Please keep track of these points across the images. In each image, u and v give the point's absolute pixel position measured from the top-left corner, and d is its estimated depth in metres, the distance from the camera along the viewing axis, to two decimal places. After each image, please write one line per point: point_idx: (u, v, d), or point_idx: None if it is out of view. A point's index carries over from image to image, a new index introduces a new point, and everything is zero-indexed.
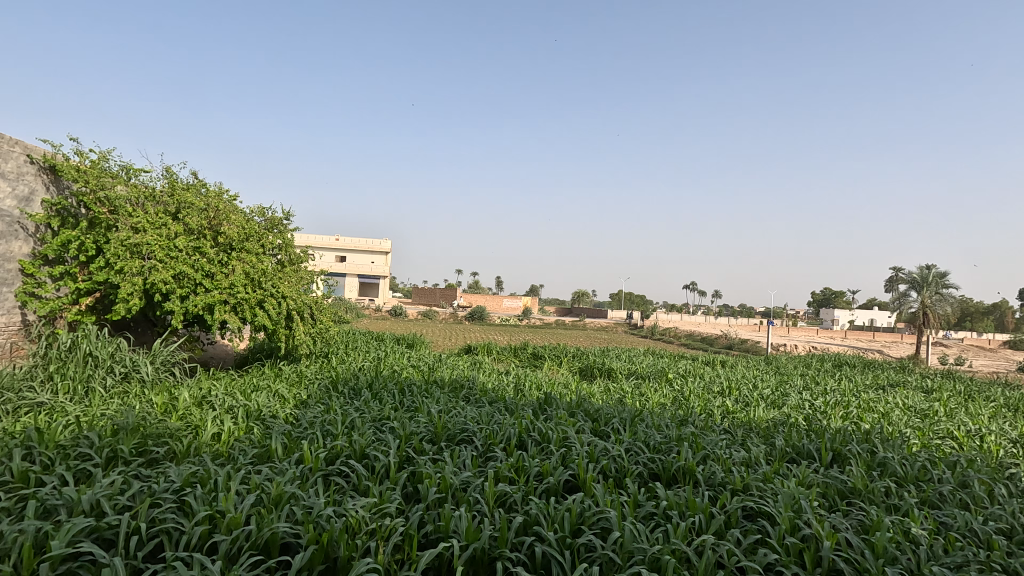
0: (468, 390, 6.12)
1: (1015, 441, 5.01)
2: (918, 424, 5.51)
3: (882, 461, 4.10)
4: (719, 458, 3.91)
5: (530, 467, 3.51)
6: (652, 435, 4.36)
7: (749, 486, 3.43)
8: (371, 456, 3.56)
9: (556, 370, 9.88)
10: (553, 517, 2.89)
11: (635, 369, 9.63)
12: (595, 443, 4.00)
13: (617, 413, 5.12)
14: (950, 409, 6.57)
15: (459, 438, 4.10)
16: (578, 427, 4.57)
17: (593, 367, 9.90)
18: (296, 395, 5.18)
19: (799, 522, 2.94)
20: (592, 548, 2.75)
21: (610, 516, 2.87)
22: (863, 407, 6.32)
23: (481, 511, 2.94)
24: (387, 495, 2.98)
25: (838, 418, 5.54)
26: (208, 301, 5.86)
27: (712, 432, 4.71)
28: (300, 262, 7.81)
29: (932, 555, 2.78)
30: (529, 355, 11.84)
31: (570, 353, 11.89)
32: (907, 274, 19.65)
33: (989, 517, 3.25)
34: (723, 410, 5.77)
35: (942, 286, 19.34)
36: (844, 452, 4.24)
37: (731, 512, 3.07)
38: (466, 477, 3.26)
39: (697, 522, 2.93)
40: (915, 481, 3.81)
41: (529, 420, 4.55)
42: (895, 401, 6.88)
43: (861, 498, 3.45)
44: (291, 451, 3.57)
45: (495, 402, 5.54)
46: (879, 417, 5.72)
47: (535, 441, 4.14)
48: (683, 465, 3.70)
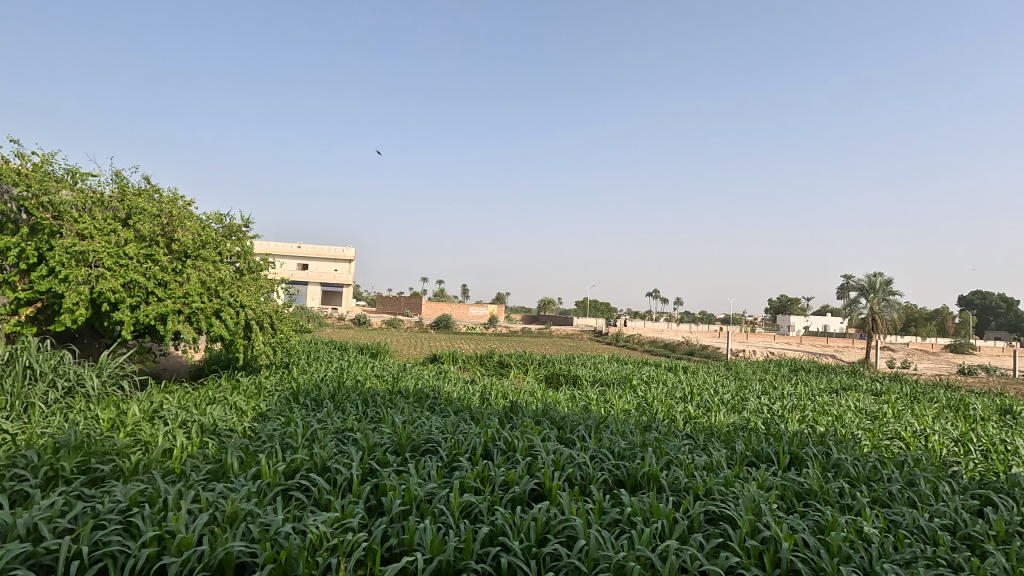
0: (434, 399, 6.06)
1: (956, 439, 5.26)
2: (869, 425, 5.74)
3: (836, 462, 4.26)
4: (681, 463, 3.99)
5: (496, 476, 3.49)
6: (617, 441, 4.40)
7: (711, 490, 3.50)
8: (332, 469, 3.46)
9: (522, 377, 9.91)
10: (519, 526, 2.87)
11: (600, 376, 9.74)
12: (562, 451, 4.00)
13: (582, 420, 5.16)
14: (898, 411, 6.88)
15: (424, 449, 4.05)
16: (544, 435, 4.57)
17: (560, 375, 9.95)
18: (255, 407, 5.01)
19: (759, 525, 3.01)
20: (558, 557, 2.74)
21: (575, 524, 2.87)
22: (817, 410, 6.55)
23: (446, 522, 2.91)
24: (350, 509, 2.90)
25: (794, 422, 5.73)
26: (160, 311, 5.60)
27: (674, 437, 4.80)
28: (260, 270, 7.61)
29: (883, 553, 2.87)
30: (495, 363, 11.84)
31: (536, 361, 11.94)
32: (856, 282, 20.52)
33: (935, 514, 3.39)
34: (685, 415, 5.88)
35: (887, 292, 20.19)
36: (801, 455, 4.37)
37: (693, 517, 3.11)
38: (432, 487, 3.21)
39: (661, 528, 2.97)
40: (867, 481, 3.95)
41: (494, 429, 4.53)
42: (848, 404, 7.15)
43: (817, 499, 3.56)
44: (247, 466, 3.45)
45: (460, 412, 5.50)
46: (833, 420, 5.93)
47: (501, 451, 4.11)
48: (647, 471, 3.73)
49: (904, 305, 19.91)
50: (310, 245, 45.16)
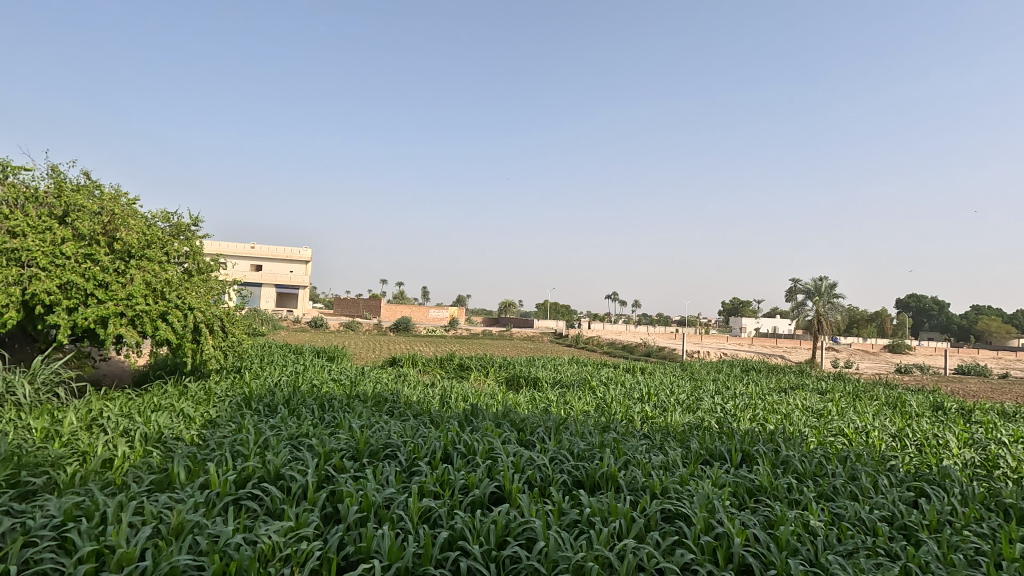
0: (393, 403, 5.96)
1: (894, 435, 5.56)
2: (815, 422, 6.00)
3: (785, 459, 4.43)
4: (639, 463, 4.06)
5: (456, 480, 3.46)
6: (576, 442, 4.44)
7: (667, 489, 3.58)
8: (286, 477, 3.36)
9: (483, 380, 9.88)
10: (479, 530, 2.86)
11: (560, 378, 9.82)
12: (522, 453, 4.01)
13: (542, 422, 5.19)
14: (841, 409, 7.22)
15: (382, 454, 3.98)
16: (504, 437, 4.57)
17: (520, 377, 9.98)
18: (204, 414, 4.81)
19: (713, 522, 3.09)
20: (517, 559, 2.74)
21: (535, 526, 2.88)
22: (767, 409, 6.79)
23: (405, 528, 2.87)
24: (304, 517, 2.82)
25: (746, 421, 5.93)
26: (101, 314, 5.32)
27: (632, 437, 4.89)
28: (210, 271, 7.33)
29: (828, 545, 3.00)
30: (455, 365, 11.77)
31: (497, 363, 11.93)
32: (802, 285, 21.43)
33: (875, 506, 3.56)
34: (643, 416, 5.99)
35: (831, 295, 21.15)
36: (751, 453, 4.52)
37: (650, 515, 3.17)
38: (390, 493, 3.15)
39: (619, 528, 3.01)
40: (813, 476, 4.12)
41: (455, 432, 4.49)
42: (796, 403, 7.45)
43: (767, 495, 3.69)
44: (195, 475, 3.31)
45: (419, 415, 5.43)
46: (782, 418, 6.17)
47: (461, 454, 4.08)
48: (606, 472, 3.78)
49: (847, 308, 20.91)
50: (264, 245, 43.81)
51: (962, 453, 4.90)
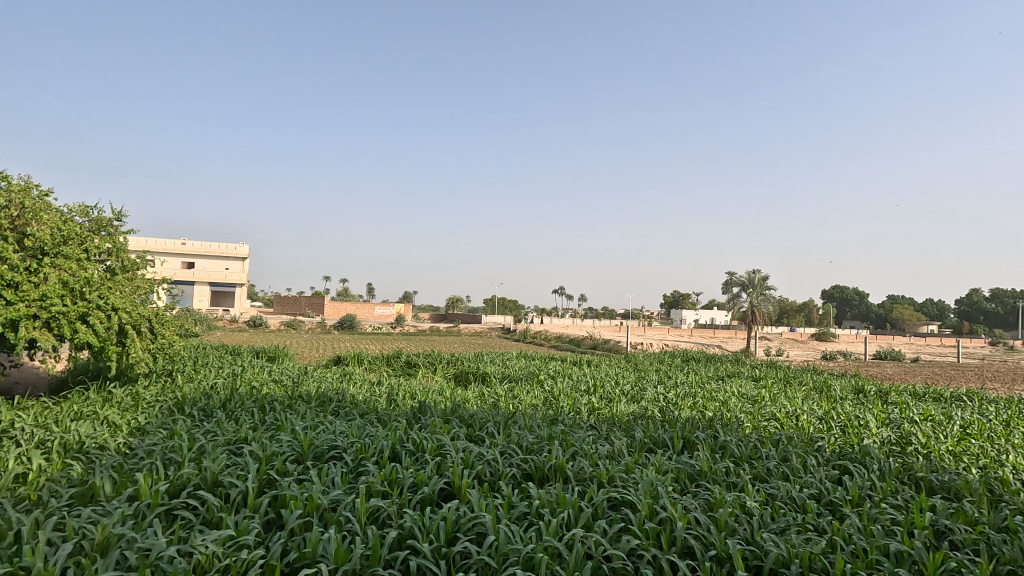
0: (338, 403, 5.81)
1: (821, 417, 5.94)
2: (750, 408, 6.32)
3: (723, 444, 4.63)
4: (586, 453, 4.14)
5: (405, 478, 3.42)
6: (525, 436, 4.48)
7: (613, 478, 3.67)
8: (225, 484, 3.21)
9: (431, 377, 9.81)
10: (428, 528, 2.83)
11: (509, 372, 9.88)
12: (471, 449, 4.00)
13: (491, 416, 5.20)
14: (773, 394, 7.64)
15: (327, 456, 3.87)
16: (453, 433, 4.54)
17: (468, 372, 9.95)
18: (131, 421, 4.52)
19: (656, 507, 3.20)
20: (468, 555, 2.74)
21: (485, 520, 2.89)
22: (706, 397, 7.09)
23: (352, 529, 2.81)
24: (244, 524, 2.71)
25: (687, 409, 6.17)
26: (10, 317, 4.90)
27: (580, 428, 4.99)
28: (136, 269, 6.88)
29: (762, 523, 3.17)
30: (403, 363, 11.60)
31: (445, 359, 11.86)
32: (738, 278, 22.46)
33: (805, 485, 3.78)
34: (589, 407, 6.12)
35: (764, 287, 22.28)
36: (692, 439, 4.70)
37: (597, 504, 3.24)
38: (336, 495, 3.07)
39: (567, 518, 3.07)
40: (749, 460, 4.34)
41: (403, 430, 4.42)
42: (732, 390, 7.83)
43: (707, 479, 3.85)
44: (122, 487, 3.11)
45: (366, 414, 5.32)
46: (720, 405, 6.46)
47: (410, 453, 4.02)
48: (554, 464, 3.83)
49: (778, 299, 22.10)
50: (196, 241, 41.55)
51: (880, 432, 5.29)
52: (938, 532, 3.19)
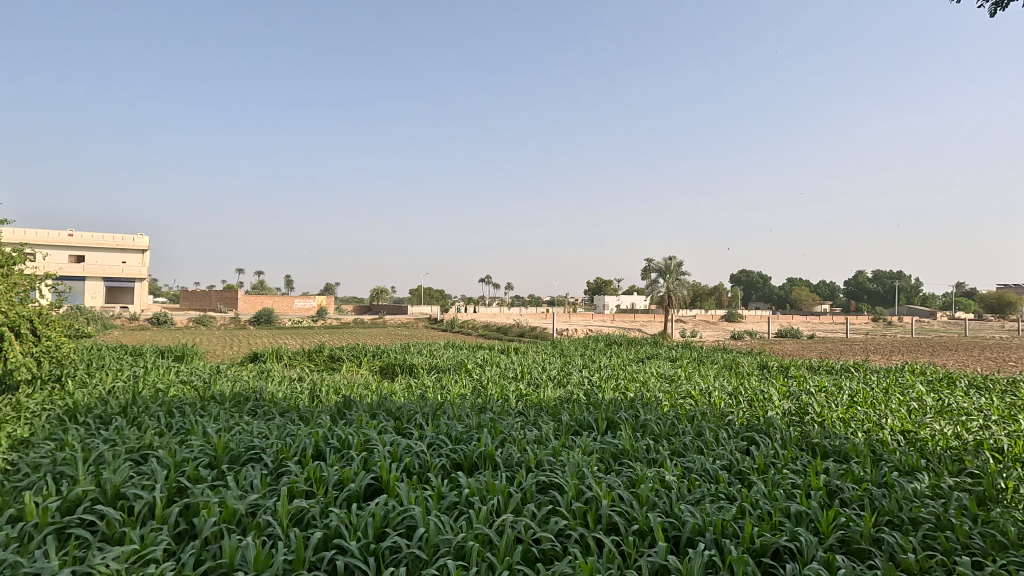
0: (255, 402, 5.52)
1: (730, 393, 6.38)
2: (668, 387, 6.67)
3: (643, 423, 4.86)
4: (514, 439, 4.20)
5: (330, 476, 3.30)
6: (454, 425, 4.47)
7: (541, 462, 3.75)
8: (128, 497, 2.95)
9: (356, 370, 9.53)
10: (356, 525, 2.77)
11: (437, 363, 9.80)
12: (399, 442, 3.94)
13: (419, 408, 5.14)
14: (688, 373, 8.11)
15: (245, 458, 3.67)
16: (380, 427, 4.45)
17: (395, 365, 9.77)
18: (12, 434, 4.05)
19: (582, 488, 3.31)
20: (397, 549, 2.71)
21: (415, 513, 2.86)
22: (627, 379, 7.41)
23: (273, 534, 2.68)
24: (151, 537, 2.51)
25: (610, 391, 6.42)
26: None
27: (508, 415, 5.05)
28: (11, 264, 6.14)
29: (680, 495, 3.36)
30: (325, 357, 11.19)
31: (370, 352, 11.55)
32: (655, 264, 23.49)
33: (718, 457, 4.05)
34: (517, 394, 6.21)
35: (679, 273, 23.46)
36: (615, 420, 4.89)
37: (526, 489, 3.30)
38: (255, 499, 2.92)
39: (497, 504, 3.10)
40: (668, 436, 4.58)
41: (326, 427, 4.27)
42: (651, 371, 8.23)
43: (629, 457, 4.02)
44: (3, 508, 2.78)
45: (287, 413, 5.09)
46: (640, 386, 6.78)
47: (334, 450, 3.89)
48: (483, 452, 3.85)
49: (692, 284, 23.36)
50: (85, 233, 37.67)
51: (781, 404, 5.76)
52: (831, 491, 3.53)
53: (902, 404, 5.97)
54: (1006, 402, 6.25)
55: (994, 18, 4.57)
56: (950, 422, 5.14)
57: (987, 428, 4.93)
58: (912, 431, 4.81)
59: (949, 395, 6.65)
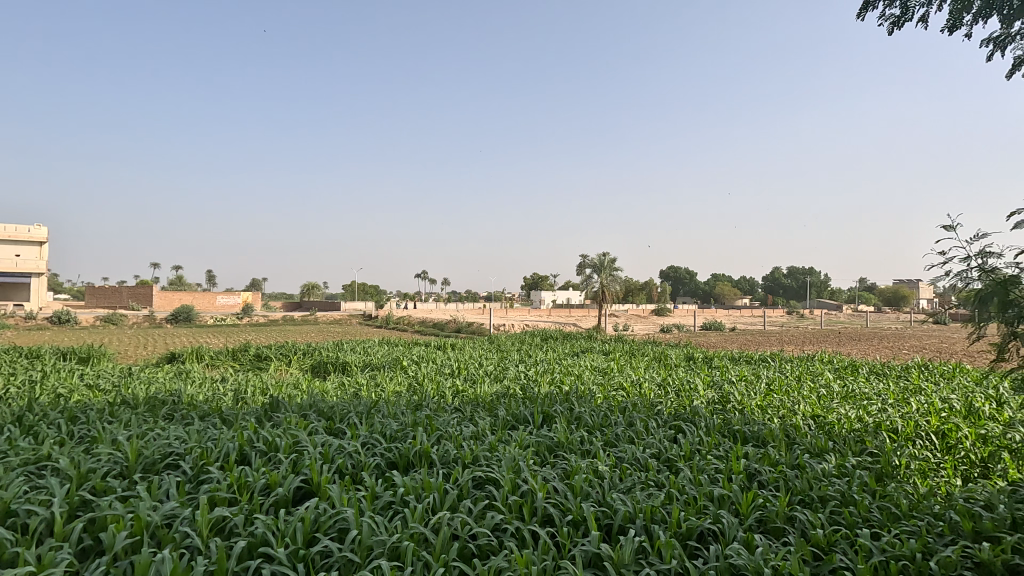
0: (172, 405, 5.16)
1: (660, 384, 6.65)
2: (602, 380, 6.86)
3: (578, 416, 4.97)
4: (451, 436, 4.17)
5: (255, 482, 3.15)
6: (389, 424, 4.38)
7: (477, 458, 3.75)
8: (23, 514, 2.68)
9: (285, 369, 9.15)
10: (284, 531, 2.65)
11: (371, 360, 9.56)
12: (330, 442, 3.81)
13: (352, 407, 5.00)
14: (620, 366, 8.38)
15: (160, 466, 3.43)
16: (311, 428, 4.29)
17: (327, 363, 9.45)
18: None
19: (518, 481, 3.34)
20: (329, 554, 2.62)
21: (347, 515, 2.78)
22: (563, 372, 7.55)
23: (193, 545, 2.52)
24: (49, 557, 2.29)
25: (546, 385, 6.52)
26: None
27: (445, 412, 5.02)
28: None
29: (612, 484, 3.46)
30: (251, 356, 10.65)
31: (300, 350, 11.11)
32: (590, 260, 24.02)
33: (648, 446, 4.20)
34: (454, 390, 6.18)
35: (612, 268, 24.13)
36: (551, 413, 4.97)
37: (462, 485, 3.28)
38: (171, 509, 2.74)
39: (433, 502, 3.07)
40: (601, 427, 4.70)
41: (252, 430, 4.06)
42: (586, 364, 8.43)
43: (564, 449, 4.10)
44: None
45: (208, 416, 4.80)
46: (575, 379, 6.93)
47: (261, 453, 3.71)
48: (419, 450, 3.80)
49: (624, 279, 24.11)
50: None
51: (706, 394, 6.07)
52: (750, 474, 3.76)
53: (812, 390, 6.46)
54: (900, 387, 6.89)
55: (891, 35, 4.87)
56: (853, 406, 5.61)
57: (884, 411, 5.42)
58: (821, 415, 5.21)
59: (853, 381, 7.25)
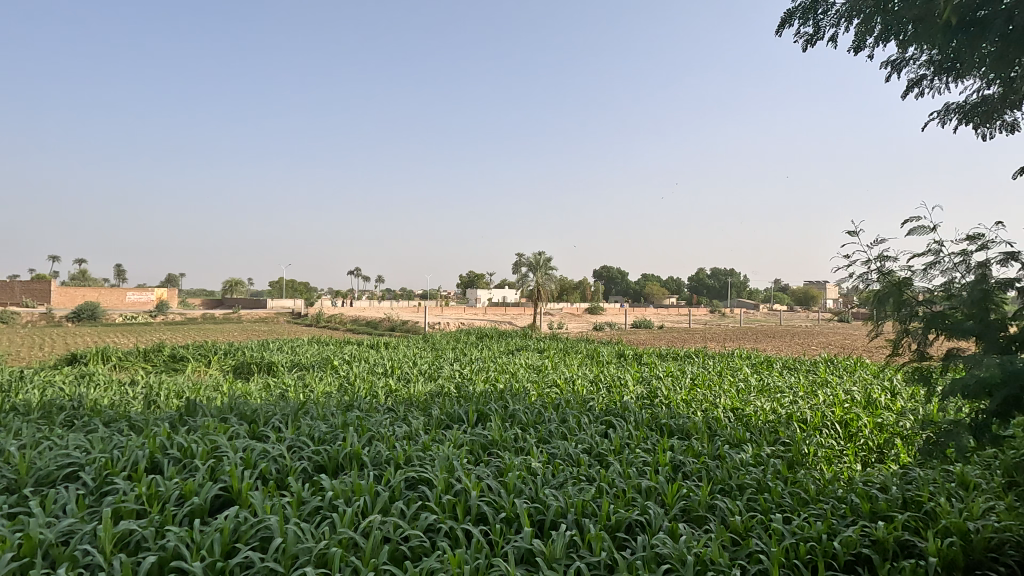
0: (72, 411, 4.72)
1: (592, 380, 6.81)
2: (535, 378, 6.94)
3: (512, 413, 4.99)
4: (382, 437, 4.07)
5: (168, 491, 2.93)
6: (317, 426, 4.21)
7: (410, 458, 3.68)
8: None
9: (203, 370, 8.60)
10: (199, 543, 2.48)
11: (299, 360, 9.18)
12: (253, 447, 3.62)
13: (277, 409, 4.77)
14: (554, 363, 8.52)
15: (57, 478, 3.12)
16: (231, 433, 4.05)
17: (251, 363, 8.98)
18: None
19: (452, 480, 3.31)
20: (250, 565, 2.48)
21: (271, 523, 2.64)
22: (498, 370, 7.57)
23: (94, 563, 2.31)
24: None
25: (480, 383, 6.52)
26: None
27: (376, 412, 4.89)
28: None
29: (545, 480, 3.50)
30: (165, 356, 9.93)
31: (220, 350, 10.48)
32: (526, 259, 24.25)
33: (580, 442, 4.28)
34: (386, 389, 6.04)
35: (547, 267, 24.45)
36: (485, 412, 4.96)
37: (394, 486, 3.21)
38: (69, 525, 2.49)
39: (363, 505, 2.98)
40: (535, 425, 4.75)
41: (165, 436, 3.78)
42: (520, 362, 8.50)
43: (498, 447, 4.10)
44: None
45: (114, 422, 4.42)
46: (510, 377, 6.97)
47: (174, 461, 3.46)
48: (349, 452, 3.68)
49: (558, 278, 24.48)
50: None
51: (635, 389, 6.28)
52: (675, 465, 3.92)
53: (732, 384, 6.84)
54: (809, 380, 7.44)
55: (806, 51, 5.18)
56: (768, 399, 6.00)
57: (796, 403, 5.83)
58: (740, 408, 5.52)
59: (768, 375, 7.76)
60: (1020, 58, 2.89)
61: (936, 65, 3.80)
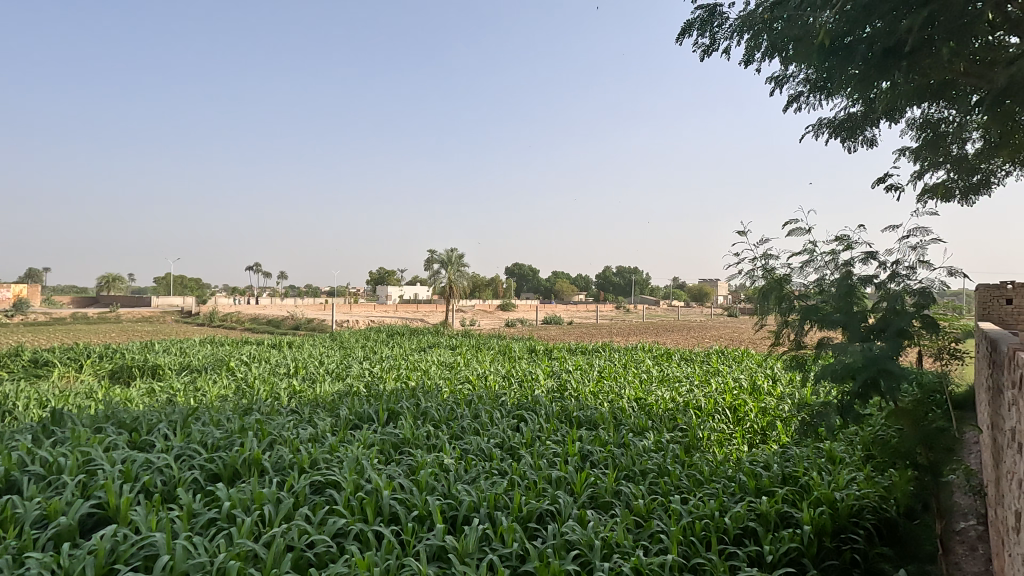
0: None
1: (504, 376, 6.89)
2: (448, 374, 6.89)
3: (423, 411, 4.92)
4: (285, 441, 3.85)
5: (28, 513, 2.58)
6: (210, 432, 3.90)
7: (316, 461, 3.51)
8: None
9: (73, 375, 7.66)
10: (68, 569, 2.20)
11: (189, 362, 8.45)
12: (134, 458, 3.27)
13: (163, 416, 4.35)
14: (466, 360, 8.50)
15: None
16: (107, 443, 3.64)
17: (132, 366, 8.13)
18: None
19: (362, 481, 3.20)
20: None
21: (157, 539, 2.41)
22: (409, 368, 7.42)
23: None
24: None
25: (391, 381, 6.36)
26: None
27: (278, 415, 4.61)
28: None
29: (457, 476, 3.49)
30: (25, 361, 8.74)
31: (95, 353, 9.40)
32: (438, 256, 24.00)
33: (493, 437, 4.30)
34: (289, 390, 5.72)
35: (460, 264, 24.35)
36: (396, 410, 4.85)
37: (298, 492, 3.05)
38: None
39: (264, 514, 2.80)
40: (447, 421, 4.71)
41: (23, 450, 3.31)
42: (432, 359, 8.40)
43: (410, 446, 4.02)
44: None
45: None
46: (422, 375, 6.86)
47: (36, 478, 3.04)
48: (247, 458, 3.44)
49: (471, 275, 24.47)
50: None
51: (546, 383, 6.43)
52: (584, 455, 4.05)
53: (636, 376, 7.20)
54: (703, 370, 8.01)
55: (703, 61, 5.55)
56: (668, 389, 6.38)
57: (692, 391, 6.25)
58: (643, 398, 5.82)
59: (667, 367, 8.26)
60: (878, 80, 3.30)
61: (811, 83, 4.23)
